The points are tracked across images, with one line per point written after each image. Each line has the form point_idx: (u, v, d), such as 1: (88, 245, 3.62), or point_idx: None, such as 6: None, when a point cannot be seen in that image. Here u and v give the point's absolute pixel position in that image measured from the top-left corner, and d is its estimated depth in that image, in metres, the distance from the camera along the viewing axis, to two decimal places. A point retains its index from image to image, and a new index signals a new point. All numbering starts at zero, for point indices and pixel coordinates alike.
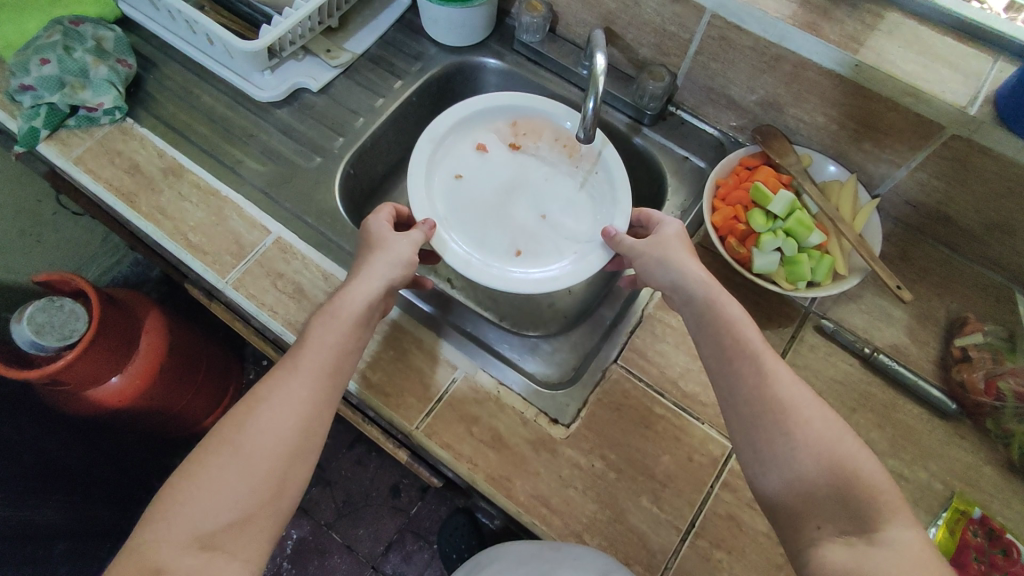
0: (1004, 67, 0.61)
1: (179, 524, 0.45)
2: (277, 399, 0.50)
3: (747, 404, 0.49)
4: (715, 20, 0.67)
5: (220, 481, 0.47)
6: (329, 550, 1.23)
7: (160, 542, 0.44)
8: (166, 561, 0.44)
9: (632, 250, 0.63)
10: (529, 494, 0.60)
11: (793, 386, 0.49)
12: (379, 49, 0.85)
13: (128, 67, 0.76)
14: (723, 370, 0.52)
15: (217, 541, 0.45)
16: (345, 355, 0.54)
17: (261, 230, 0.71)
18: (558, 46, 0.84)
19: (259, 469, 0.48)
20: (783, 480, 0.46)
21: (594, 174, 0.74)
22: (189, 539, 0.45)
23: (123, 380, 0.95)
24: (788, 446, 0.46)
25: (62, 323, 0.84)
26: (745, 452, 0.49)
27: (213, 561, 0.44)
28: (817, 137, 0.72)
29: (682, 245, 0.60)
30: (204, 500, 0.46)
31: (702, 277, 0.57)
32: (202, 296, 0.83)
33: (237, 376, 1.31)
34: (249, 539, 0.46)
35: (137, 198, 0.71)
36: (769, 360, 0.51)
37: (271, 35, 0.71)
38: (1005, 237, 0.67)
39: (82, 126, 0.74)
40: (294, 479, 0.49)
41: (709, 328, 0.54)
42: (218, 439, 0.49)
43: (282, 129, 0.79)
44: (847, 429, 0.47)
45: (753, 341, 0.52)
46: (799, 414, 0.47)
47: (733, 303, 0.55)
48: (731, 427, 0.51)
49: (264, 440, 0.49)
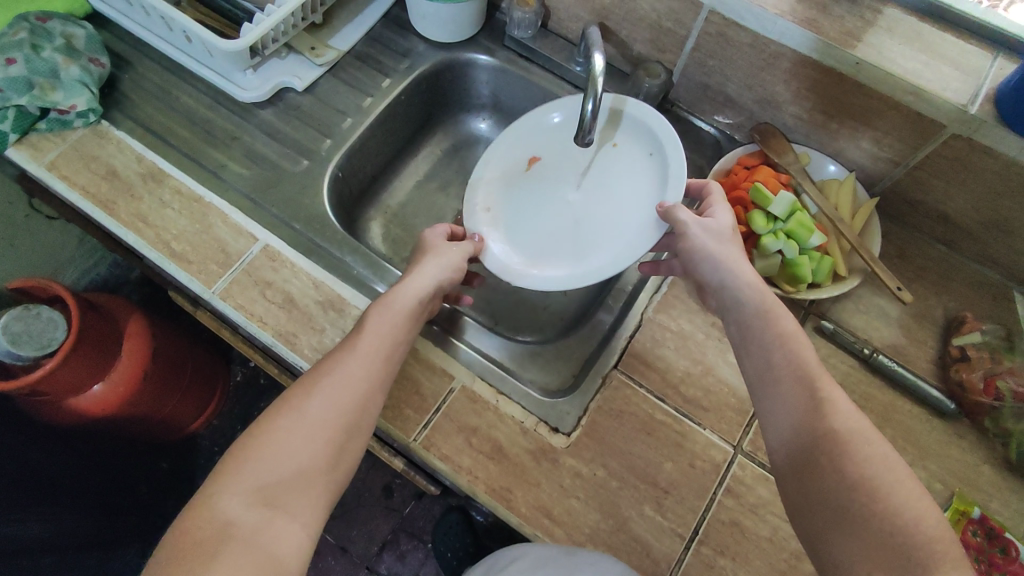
0: (1005, 63, 0.60)
1: (245, 479, 0.46)
2: (338, 374, 0.52)
3: (794, 434, 0.49)
4: (713, 16, 0.66)
5: (283, 444, 0.48)
6: (323, 552, 1.21)
7: (226, 495, 0.45)
8: (232, 514, 0.44)
9: (691, 233, 0.59)
10: (531, 505, 0.59)
11: (852, 417, 0.48)
12: (365, 45, 0.82)
13: (102, 67, 0.73)
14: (770, 391, 0.52)
15: (277, 501, 0.46)
16: (397, 338, 0.56)
17: (248, 237, 0.68)
18: (550, 42, 0.82)
19: (321, 437, 0.49)
20: (826, 516, 0.45)
21: (644, 154, 0.67)
22: (252, 496, 0.45)
23: (106, 388, 0.93)
24: (837, 483, 0.45)
25: (40, 332, 0.81)
26: (792, 488, 0.48)
27: (276, 519, 0.45)
28: (815, 134, 0.71)
29: (730, 237, 0.59)
30: (267, 462, 0.47)
31: (756, 283, 0.57)
32: (187, 304, 0.80)
33: (225, 378, 1.29)
34: (307, 502, 0.47)
35: (116, 205, 0.68)
36: (823, 387, 0.49)
37: (253, 34, 0.68)
38: (1003, 235, 0.67)
39: (54, 130, 0.70)
40: (349, 450, 0.51)
41: (758, 341, 0.54)
42: (281, 408, 0.50)
43: (266, 131, 0.76)
44: (909, 473, 0.45)
45: (811, 364, 0.51)
46: (852, 450, 0.46)
47: (786, 317, 0.55)
48: (778, 468, 0.50)
49: (326, 408, 0.50)
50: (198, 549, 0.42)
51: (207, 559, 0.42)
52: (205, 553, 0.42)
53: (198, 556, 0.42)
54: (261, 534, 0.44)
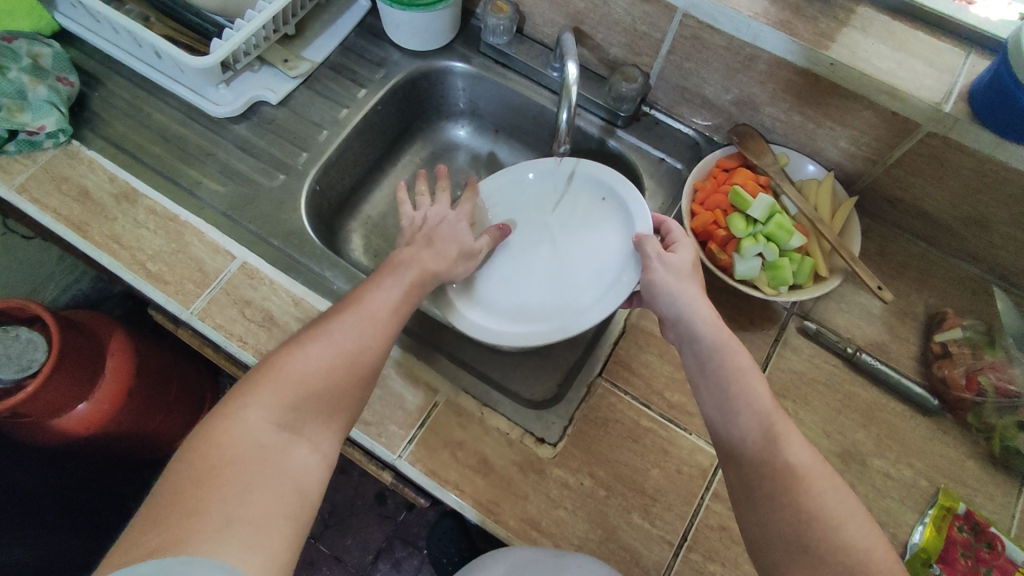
0: (977, 61, 0.60)
1: (271, 401, 0.47)
2: (366, 315, 0.53)
3: (750, 468, 0.50)
4: (687, 19, 0.66)
5: (306, 368, 0.49)
6: (317, 563, 1.20)
7: (250, 414, 0.46)
8: (261, 437, 0.45)
9: (651, 267, 0.60)
10: (519, 518, 0.59)
11: (804, 450, 0.49)
12: (340, 56, 0.82)
13: (70, 85, 0.71)
14: (727, 422, 0.52)
15: (298, 429, 0.47)
16: (415, 295, 0.58)
17: (225, 255, 0.67)
18: (526, 47, 0.81)
19: (343, 374, 0.50)
20: (783, 546, 0.47)
21: (598, 199, 0.71)
22: (279, 417, 0.47)
23: (90, 407, 0.88)
24: (791, 515, 0.47)
25: (20, 354, 0.80)
26: (749, 520, 0.49)
27: (296, 447, 0.46)
28: (793, 135, 0.71)
29: (690, 272, 0.60)
30: (289, 388, 0.48)
31: (711, 317, 0.57)
32: (167, 322, 0.79)
33: (212, 391, 1.21)
34: (326, 433, 0.49)
35: (88, 227, 0.66)
36: (779, 421, 0.51)
37: (223, 49, 0.67)
38: (980, 230, 0.68)
39: (23, 151, 0.69)
40: (366, 385, 0.52)
41: (713, 375, 0.54)
42: (303, 337, 0.51)
43: (241, 145, 0.75)
44: (854, 500, 0.48)
45: (763, 398, 0.52)
46: (810, 484, 0.48)
47: (742, 351, 0.55)
48: (736, 496, 0.51)
49: (352, 339, 0.51)
50: (221, 472, 0.42)
51: (234, 478, 0.42)
52: (228, 479, 0.42)
53: (222, 474, 0.42)
54: (281, 458, 0.45)
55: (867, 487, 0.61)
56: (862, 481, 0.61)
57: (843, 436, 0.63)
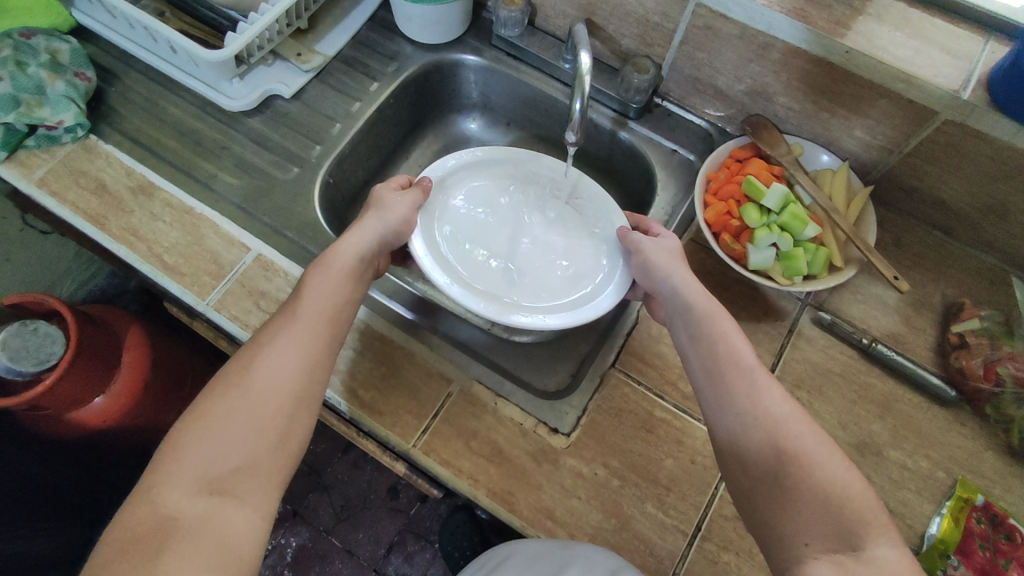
0: (996, 47, 0.60)
1: (190, 464, 0.47)
2: (279, 344, 0.52)
3: (737, 421, 0.50)
4: (700, 9, 0.65)
5: (224, 419, 0.48)
6: (330, 556, 1.21)
7: (170, 487, 0.45)
8: (179, 507, 0.45)
9: (643, 247, 0.61)
10: (533, 507, 0.59)
11: (784, 402, 0.51)
12: (352, 50, 0.82)
13: (88, 80, 0.72)
14: (712, 380, 0.53)
15: (226, 486, 0.46)
16: (340, 307, 0.56)
17: (240, 247, 0.68)
18: (538, 39, 0.81)
19: (265, 409, 0.49)
20: (767, 492, 0.48)
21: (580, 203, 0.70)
22: (199, 483, 0.46)
23: (107, 400, 0.89)
24: (775, 464, 0.48)
25: (38, 347, 0.81)
26: (736, 474, 0.50)
27: (222, 505, 0.46)
28: (807, 125, 0.71)
29: (681, 256, 0.61)
30: (206, 443, 0.47)
31: (699, 291, 0.58)
32: (183, 315, 0.80)
33: None
34: (258, 484, 0.48)
35: (106, 220, 0.67)
36: (762, 377, 0.52)
37: (237, 43, 0.68)
38: (998, 219, 0.67)
39: (42, 146, 0.70)
40: (296, 422, 0.51)
41: (701, 340, 0.56)
42: (220, 386, 0.50)
43: (255, 139, 0.75)
44: (837, 449, 0.49)
45: (747, 357, 0.53)
46: (789, 430, 0.49)
47: (727, 318, 0.57)
48: (721, 453, 0.51)
49: (269, 378, 0.50)
50: (138, 546, 0.43)
51: (149, 553, 0.42)
52: (146, 551, 0.42)
53: (140, 549, 0.43)
54: (204, 522, 0.44)
55: (884, 479, 0.61)
56: (878, 472, 0.61)
57: (858, 426, 0.63)
